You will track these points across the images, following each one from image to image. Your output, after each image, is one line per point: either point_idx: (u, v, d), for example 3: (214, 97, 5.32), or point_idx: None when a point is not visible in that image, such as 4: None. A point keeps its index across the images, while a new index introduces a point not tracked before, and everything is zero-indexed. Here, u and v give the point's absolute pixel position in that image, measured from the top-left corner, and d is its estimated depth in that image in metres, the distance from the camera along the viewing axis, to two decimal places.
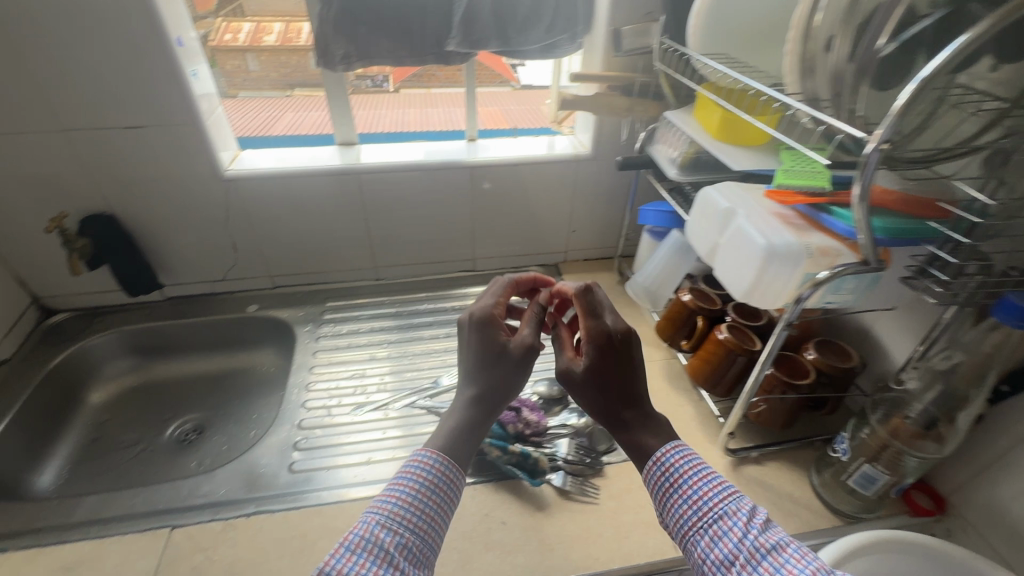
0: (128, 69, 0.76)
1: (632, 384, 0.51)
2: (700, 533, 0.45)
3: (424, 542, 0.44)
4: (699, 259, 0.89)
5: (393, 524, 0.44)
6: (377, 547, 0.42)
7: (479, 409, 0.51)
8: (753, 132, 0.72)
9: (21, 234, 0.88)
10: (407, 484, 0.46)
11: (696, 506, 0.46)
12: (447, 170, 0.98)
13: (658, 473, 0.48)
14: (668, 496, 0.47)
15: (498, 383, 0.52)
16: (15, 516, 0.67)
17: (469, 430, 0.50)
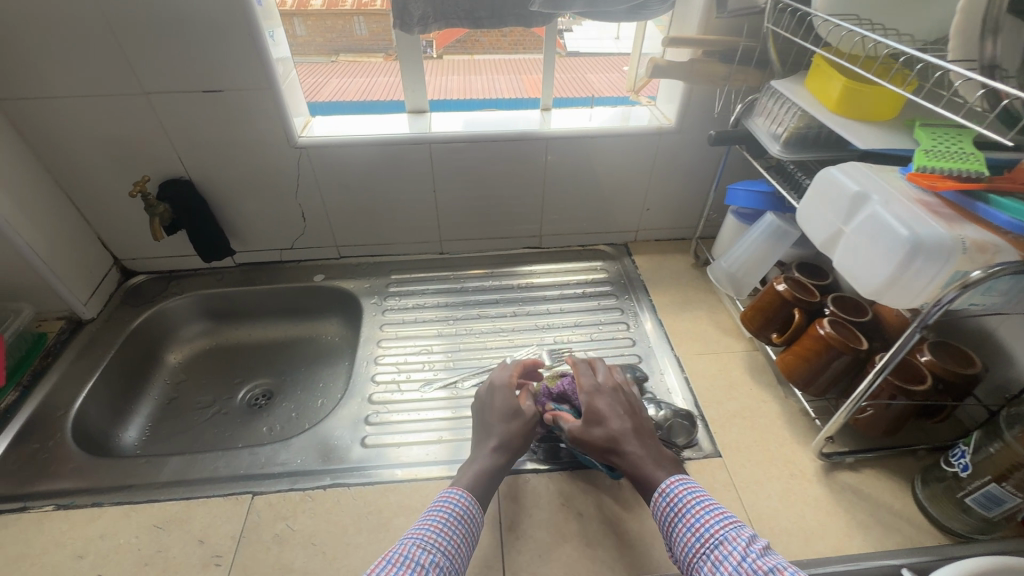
0: (207, 29, 0.74)
1: (629, 423, 0.62)
2: (703, 558, 0.51)
3: (451, 562, 0.51)
4: (792, 246, 0.82)
5: (427, 545, 0.51)
6: (414, 561, 0.49)
7: (501, 453, 0.62)
8: (882, 104, 0.63)
9: (104, 197, 0.90)
10: (437, 515, 0.55)
11: (698, 533, 0.53)
12: (521, 141, 0.92)
13: (662, 505, 0.57)
14: (673, 527, 0.55)
15: (517, 433, 0.64)
16: (108, 472, 0.69)
17: (493, 473, 0.61)
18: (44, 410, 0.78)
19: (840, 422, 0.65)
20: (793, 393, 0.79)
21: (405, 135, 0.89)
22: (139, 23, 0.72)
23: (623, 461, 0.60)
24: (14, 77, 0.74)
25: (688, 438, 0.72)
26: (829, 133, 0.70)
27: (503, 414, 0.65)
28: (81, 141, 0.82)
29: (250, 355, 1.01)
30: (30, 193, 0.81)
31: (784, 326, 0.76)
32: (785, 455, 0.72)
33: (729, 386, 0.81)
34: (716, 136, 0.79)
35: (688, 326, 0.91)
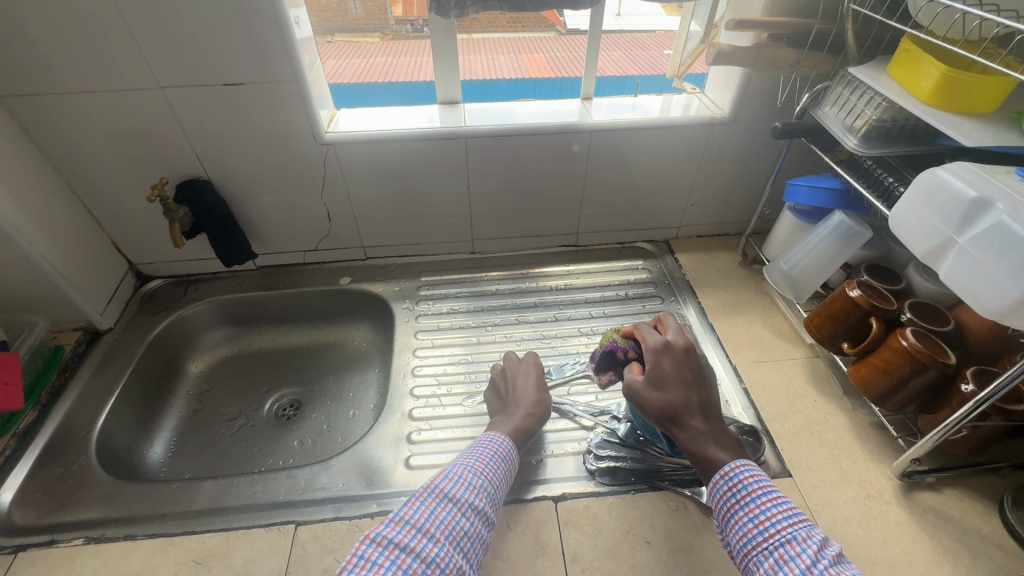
0: (224, 14, 0.67)
1: (693, 393, 0.55)
2: (765, 553, 0.47)
3: (496, 489, 0.57)
4: (860, 247, 0.77)
5: (478, 471, 0.57)
6: (467, 482, 0.54)
7: (530, 417, 0.68)
8: (986, 94, 0.56)
9: (117, 199, 0.84)
10: (485, 449, 0.60)
11: (762, 526, 0.48)
12: (563, 134, 0.86)
13: (723, 488, 0.52)
14: (732, 515, 0.50)
15: (542, 397, 0.71)
16: (138, 499, 0.65)
17: (525, 428, 0.68)
18: (65, 430, 0.73)
19: (930, 444, 0.61)
20: (862, 405, 0.74)
21: (438, 129, 0.83)
22: (154, 10, 0.65)
23: (680, 430, 0.55)
24: (17, 71, 0.68)
25: (755, 456, 0.68)
26: (916, 125, 0.64)
27: (531, 385, 0.72)
28: (91, 140, 0.76)
29: (276, 363, 0.96)
30: (39, 197, 0.75)
31: (855, 334, 0.71)
32: (860, 473, 0.67)
33: (791, 397, 0.76)
34: (778, 129, 0.73)
35: (742, 331, 0.86)
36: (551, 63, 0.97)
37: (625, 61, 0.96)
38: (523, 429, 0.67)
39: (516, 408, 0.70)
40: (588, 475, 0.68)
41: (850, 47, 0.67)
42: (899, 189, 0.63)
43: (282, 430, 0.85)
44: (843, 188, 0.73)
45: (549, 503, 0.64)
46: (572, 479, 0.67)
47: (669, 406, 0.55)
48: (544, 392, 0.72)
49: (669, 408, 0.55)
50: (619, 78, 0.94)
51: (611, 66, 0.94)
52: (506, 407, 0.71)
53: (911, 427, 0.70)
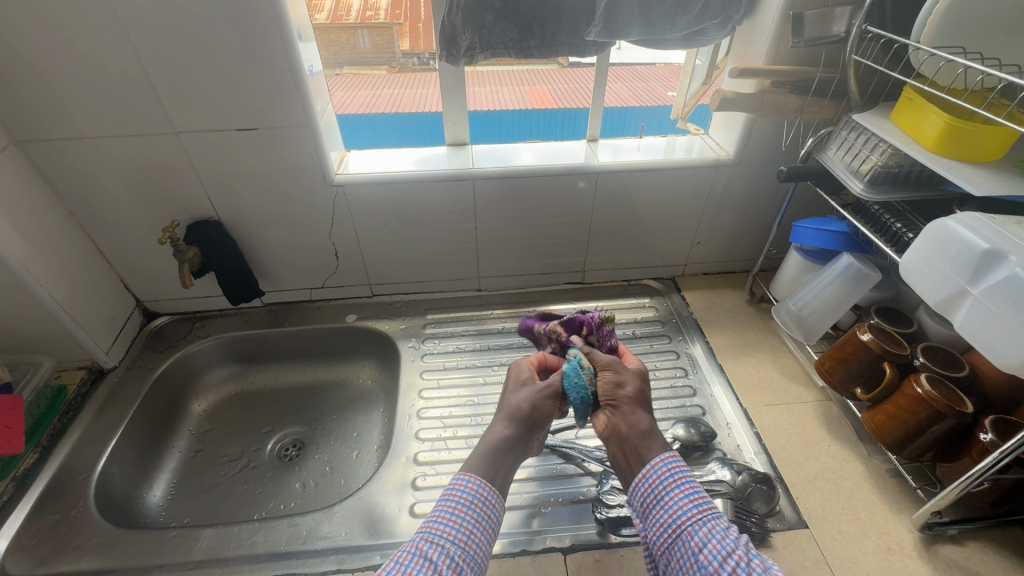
0: (241, 68, 0.69)
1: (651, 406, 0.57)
2: (699, 523, 0.47)
3: (466, 552, 0.45)
4: (870, 289, 0.77)
5: (436, 538, 0.45)
6: (422, 557, 0.43)
7: (515, 431, 0.53)
8: (991, 144, 0.57)
9: (128, 238, 0.85)
10: (447, 503, 0.48)
11: (695, 501, 0.48)
12: (569, 176, 0.87)
13: (662, 469, 0.50)
14: (665, 492, 0.49)
15: (538, 404, 0.54)
16: (138, 548, 0.64)
17: (504, 451, 0.52)
18: (65, 472, 0.72)
19: (952, 497, 0.59)
20: (878, 451, 0.72)
21: (447, 171, 0.84)
22: (175, 61, 0.67)
23: (641, 413, 0.53)
24: (40, 117, 0.70)
25: (768, 505, 0.66)
26: (921, 171, 0.65)
27: (529, 391, 0.56)
28: (107, 182, 0.78)
29: (280, 400, 0.95)
30: (53, 238, 0.76)
31: (868, 379, 0.70)
32: (878, 525, 0.65)
33: (805, 443, 0.74)
34: (785, 172, 0.72)
35: (752, 372, 0.85)
36: (555, 93, 0.99)
37: (626, 92, 0.98)
38: (504, 447, 0.52)
39: (498, 418, 0.55)
40: (598, 524, 0.65)
41: (853, 94, 0.69)
42: (907, 236, 0.63)
43: (283, 472, 0.83)
44: (850, 231, 0.74)
45: (558, 555, 0.63)
46: (579, 529, 0.65)
47: (643, 395, 0.55)
48: (546, 397, 0.55)
49: (640, 396, 0.55)
50: (628, 117, 0.94)
51: (615, 100, 0.95)
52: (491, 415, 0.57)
53: (930, 476, 0.68)
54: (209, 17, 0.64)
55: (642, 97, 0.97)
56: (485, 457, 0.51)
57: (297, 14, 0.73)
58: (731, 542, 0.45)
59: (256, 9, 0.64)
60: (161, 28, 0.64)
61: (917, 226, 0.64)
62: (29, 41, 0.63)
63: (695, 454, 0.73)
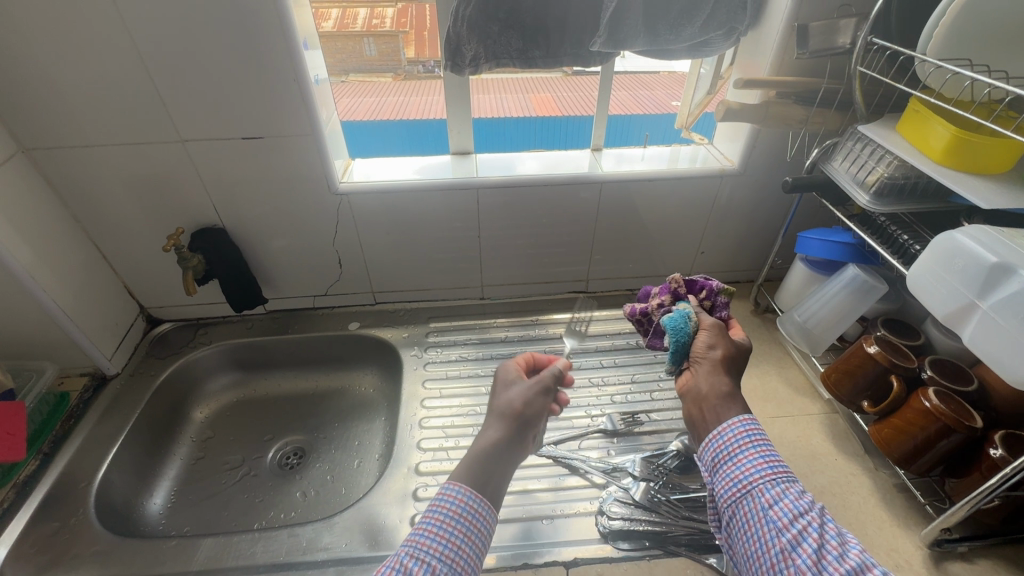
0: (247, 77, 0.70)
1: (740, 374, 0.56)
2: (771, 483, 0.46)
3: (453, 570, 0.44)
4: (876, 300, 0.76)
5: (421, 554, 0.43)
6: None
7: (506, 431, 0.52)
8: (1000, 156, 0.57)
9: (133, 245, 0.85)
10: (433, 515, 0.46)
11: (770, 462, 0.47)
12: (572, 185, 0.87)
13: (740, 429, 0.49)
14: (739, 450, 0.48)
15: (530, 401, 0.55)
16: (137, 557, 0.64)
17: (495, 455, 0.50)
18: (66, 480, 0.72)
19: (961, 513, 0.58)
20: (885, 465, 0.71)
21: (450, 181, 0.84)
22: (183, 71, 0.68)
23: (725, 376, 0.53)
24: (47, 125, 0.70)
25: None
26: (928, 183, 0.64)
27: (522, 389, 0.56)
28: (112, 189, 0.78)
29: (281, 408, 0.94)
30: (58, 244, 0.76)
31: (874, 392, 0.69)
32: (887, 541, 0.64)
33: (811, 456, 0.73)
34: (790, 182, 0.72)
35: (757, 384, 0.85)
36: (558, 102, 1.00)
37: (630, 101, 0.96)
38: (498, 448, 0.51)
39: (492, 418, 0.54)
40: (601, 537, 0.65)
41: (858, 105, 0.69)
42: (914, 248, 0.63)
43: (284, 481, 0.82)
44: (856, 242, 0.73)
45: (560, 569, 0.62)
46: (582, 543, 0.64)
47: (733, 363, 0.55)
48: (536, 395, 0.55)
49: (729, 361, 0.54)
50: (630, 127, 0.94)
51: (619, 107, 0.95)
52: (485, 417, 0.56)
53: (938, 492, 0.67)
54: (217, 26, 0.65)
55: (647, 106, 0.97)
56: (479, 462, 0.50)
57: (303, 23, 0.73)
58: (805, 503, 0.44)
59: (263, 18, 0.65)
60: (170, 37, 0.65)
61: (924, 238, 0.63)
62: (39, 50, 0.64)
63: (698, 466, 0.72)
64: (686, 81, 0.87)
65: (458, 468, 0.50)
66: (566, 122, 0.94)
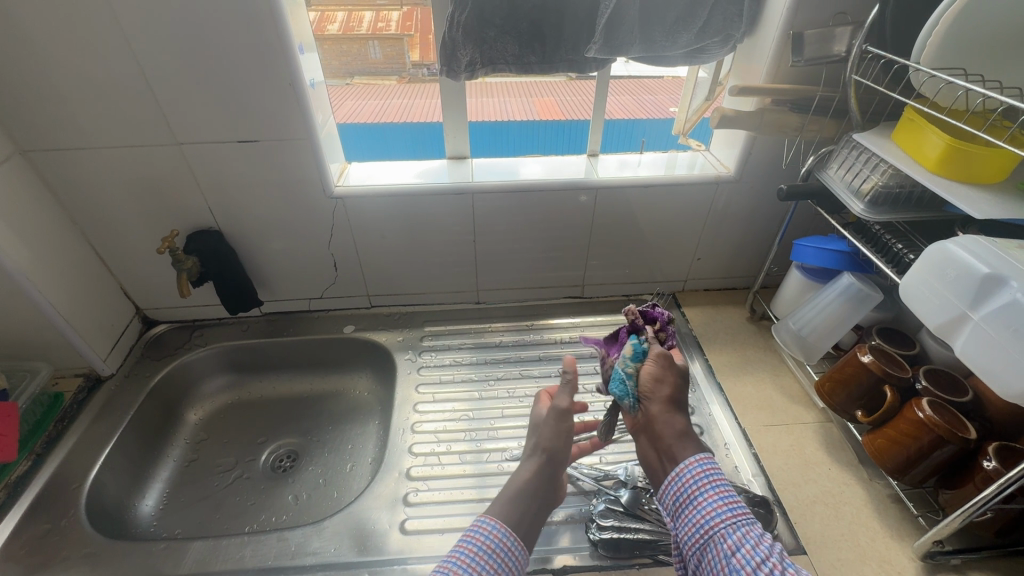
0: (243, 81, 0.70)
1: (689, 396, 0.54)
2: (733, 527, 0.45)
3: None
4: (871, 309, 0.76)
5: None
6: None
7: (540, 469, 0.58)
8: (992, 167, 0.56)
9: (129, 247, 0.85)
10: (468, 545, 0.49)
11: (731, 504, 0.46)
12: (568, 191, 0.87)
13: (699, 469, 0.48)
14: (698, 492, 0.47)
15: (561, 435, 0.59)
16: (125, 559, 0.64)
17: (530, 498, 0.56)
18: (57, 481, 0.72)
19: (954, 525, 0.57)
20: (879, 475, 0.71)
21: (444, 186, 0.84)
22: (179, 74, 0.68)
23: (678, 414, 0.51)
24: (44, 127, 0.71)
25: (767, 529, 0.64)
26: (923, 192, 0.64)
27: (551, 423, 0.60)
28: (109, 191, 0.78)
29: (276, 411, 0.94)
30: (54, 245, 0.77)
31: (868, 402, 0.69)
32: (879, 552, 0.63)
33: (804, 465, 0.73)
34: (785, 190, 0.72)
35: (751, 392, 0.84)
36: (560, 105, 0.97)
37: (633, 106, 0.96)
38: (535, 489, 0.56)
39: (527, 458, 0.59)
40: (590, 546, 0.64)
41: (854, 113, 0.68)
42: (909, 257, 0.62)
43: (276, 484, 0.82)
44: (851, 250, 0.73)
45: None
46: (571, 551, 0.64)
47: (679, 396, 0.52)
48: (565, 427, 0.60)
49: (677, 396, 0.52)
50: (629, 134, 0.94)
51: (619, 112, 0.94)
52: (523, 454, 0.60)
53: (932, 503, 0.67)
54: (213, 30, 0.65)
55: (650, 111, 0.96)
56: (515, 504, 0.54)
57: (300, 28, 0.73)
58: (766, 550, 0.44)
59: (259, 23, 0.65)
60: (167, 41, 0.65)
61: (918, 247, 0.63)
62: (36, 53, 0.64)
63: None
64: (684, 87, 0.88)
65: (493, 508, 0.54)
66: (564, 125, 0.93)
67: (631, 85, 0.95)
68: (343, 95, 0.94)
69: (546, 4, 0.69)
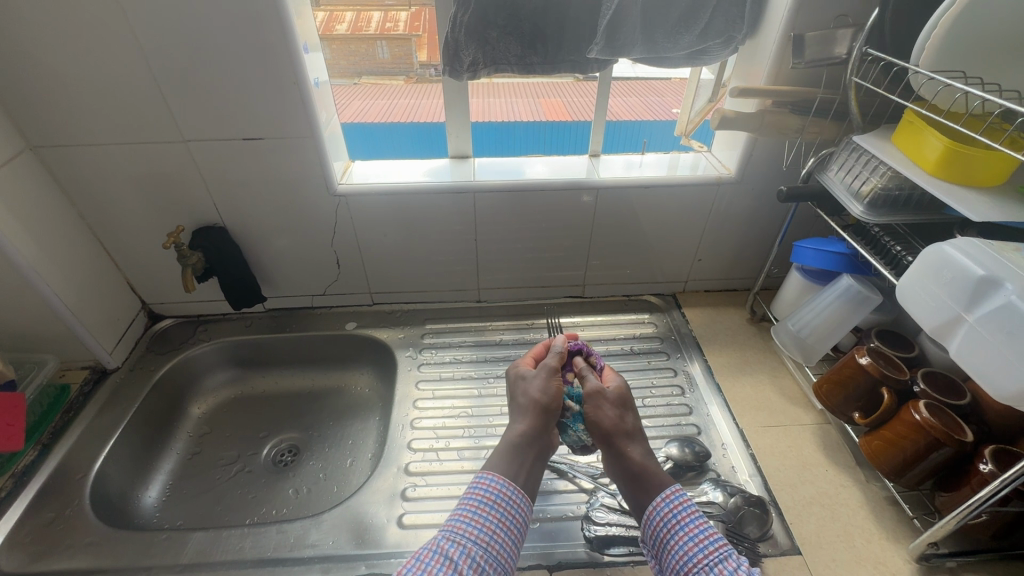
0: (248, 79, 0.71)
1: (632, 426, 0.61)
2: (706, 569, 0.49)
3: (487, 552, 0.49)
4: (871, 311, 0.76)
5: (456, 537, 0.49)
6: (443, 555, 0.47)
7: (533, 422, 0.60)
8: (991, 169, 0.56)
9: (136, 242, 0.87)
10: (469, 502, 0.52)
11: (702, 542, 0.51)
12: (570, 191, 0.87)
13: (665, 508, 0.54)
14: (671, 535, 0.52)
15: (555, 393, 0.63)
16: (127, 549, 0.65)
17: (523, 446, 0.58)
18: (62, 471, 0.73)
19: (949, 527, 0.57)
20: (876, 478, 0.71)
21: (447, 184, 0.85)
22: (184, 72, 0.69)
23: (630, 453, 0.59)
24: (54, 123, 0.72)
25: (762, 529, 0.64)
26: (922, 194, 0.64)
27: (540, 384, 0.63)
28: (116, 187, 0.79)
29: (277, 406, 0.95)
30: (62, 239, 0.78)
31: (866, 404, 0.69)
32: (875, 554, 0.63)
33: (802, 467, 0.73)
34: (785, 192, 0.72)
35: (750, 393, 0.84)
36: (568, 107, 0.98)
37: (639, 107, 0.98)
38: (529, 439, 0.58)
39: (522, 410, 0.62)
40: (586, 543, 0.64)
41: (854, 115, 0.69)
42: (908, 258, 0.62)
43: (277, 478, 0.83)
44: (850, 252, 0.73)
45: (543, 572, 0.62)
46: (567, 547, 0.64)
47: (623, 428, 0.61)
48: (555, 383, 0.64)
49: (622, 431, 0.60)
50: (631, 135, 0.95)
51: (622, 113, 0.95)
52: (513, 405, 0.63)
53: (929, 506, 0.67)
54: (218, 29, 0.66)
55: (655, 112, 0.97)
56: (512, 456, 0.57)
57: (304, 28, 0.75)
58: None
59: (265, 23, 0.66)
60: (174, 40, 0.67)
61: (916, 249, 0.63)
62: (47, 51, 0.66)
63: (689, 473, 0.72)
64: (686, 88, 0.88)
65: (492, 460, 0.57)
66: (565, 126, 0.94)
67: (638, 87, 0.98)
68: (351, 95, 0.95)
69: (547, 3, 0.70)
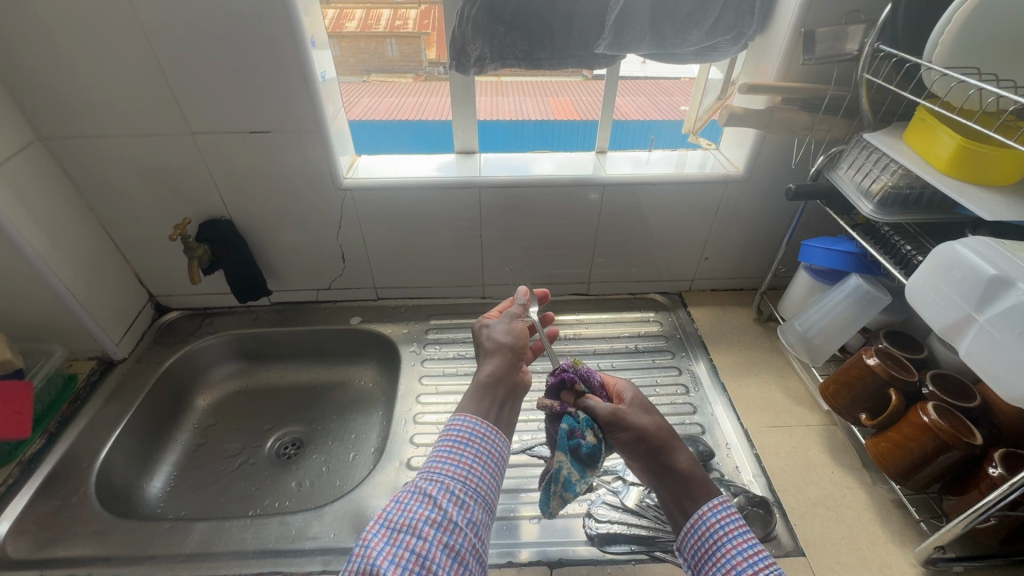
0: (256, 72, 0.71)
1: (667, 432, 0.53)
2: None
3: (467, 486, 0.46)
4: (879, 311, 0.75)
5: (433, 475, 0.46)
6: (421, 495, 0.44)
7: (501, 358, 0.55)
8: (1006, 167, 0.55)
9: (144, 234, 0.87)
10: (445, 442, 0.49)
11: (751, 558, 0.45)
12: (578, 187, 0.87)
13: (711, 519, 0.48)
14: (716, 547, 0.47)
15: (517, 334, 0.58)
16: (132, 537, 0.65)
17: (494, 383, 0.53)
18: (69, 460, 0.74)
19: (958, 531, 0.56)
20: (882, 480, 0.70)
21: (452, 179, 0.85)
22: (192, 64, 0.70)
23: (676, 460, 0.51)
24: (64, 115, 0.73)
25: (766, 530, 0.64)
26: (933, 193, 0.63)
27: (503, 328, 0.59)
28: (124, 179, 0.80)
29: (281, 399, 0.96)
30: (71, 230, 0.79)
31: (874, 405, 0.68)
32: (880, 557, 0.62)
33: (806, 468, 0.72)
34: (793, 190, 0.71)
35: (756, 393, 0.84)
36: (577, 105, 0.94)
37: (649, 105, 0.98)
38: (499, 378, 0.54)
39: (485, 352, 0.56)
40: (588, 540, 0.64)
41: (865, 113, 0.68)
42: (918, 258, 0.62)
43: (279, 470, 0.84)
44: (859, 252, 0.72)
45: (544, 569, 0.62)
46: (568, 543, 0.64)
47: (660, 436, 0.52)
48: (519, 325, 0.60)
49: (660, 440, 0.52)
50: (637, 133, 0.94)
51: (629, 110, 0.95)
52: (478, 350, 0.58)
53: (936, 509, 0.66)
54: (227, 22, 0.66)
55: (664, 111, 0.96)
56: (481, 396, 0.52)
57: (313, 22, 0.74)
58: None
59: (273, 17, 0.66)
60: (182, 32, 0.67)
61: (927, 248, 0.63)
62: (57, 42, 0.66)
63: None
64: (694, 87, 0.88)
65: (461, 403, 0.53)
66: (572, 124, 0.94)
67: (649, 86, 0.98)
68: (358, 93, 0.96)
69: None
